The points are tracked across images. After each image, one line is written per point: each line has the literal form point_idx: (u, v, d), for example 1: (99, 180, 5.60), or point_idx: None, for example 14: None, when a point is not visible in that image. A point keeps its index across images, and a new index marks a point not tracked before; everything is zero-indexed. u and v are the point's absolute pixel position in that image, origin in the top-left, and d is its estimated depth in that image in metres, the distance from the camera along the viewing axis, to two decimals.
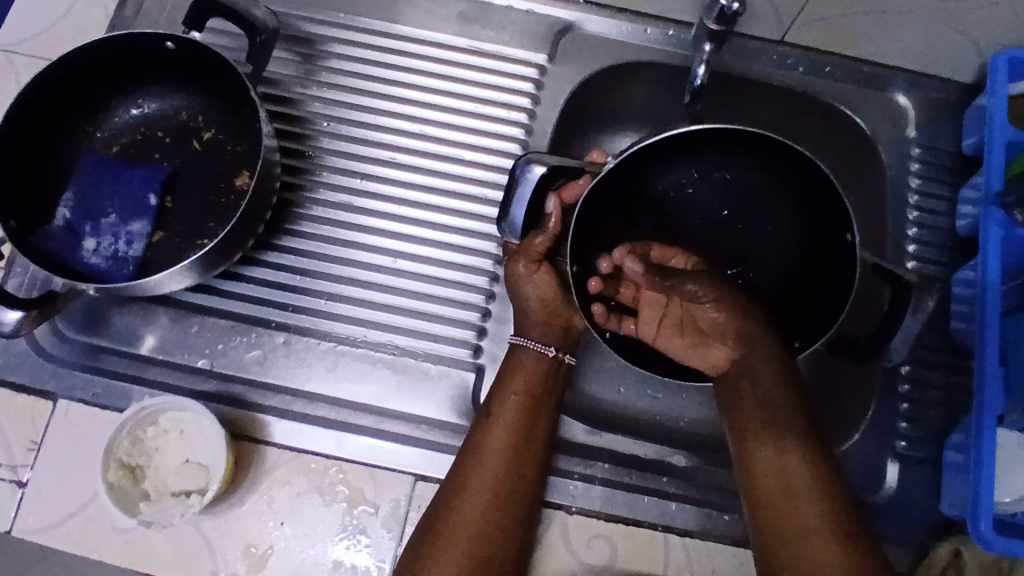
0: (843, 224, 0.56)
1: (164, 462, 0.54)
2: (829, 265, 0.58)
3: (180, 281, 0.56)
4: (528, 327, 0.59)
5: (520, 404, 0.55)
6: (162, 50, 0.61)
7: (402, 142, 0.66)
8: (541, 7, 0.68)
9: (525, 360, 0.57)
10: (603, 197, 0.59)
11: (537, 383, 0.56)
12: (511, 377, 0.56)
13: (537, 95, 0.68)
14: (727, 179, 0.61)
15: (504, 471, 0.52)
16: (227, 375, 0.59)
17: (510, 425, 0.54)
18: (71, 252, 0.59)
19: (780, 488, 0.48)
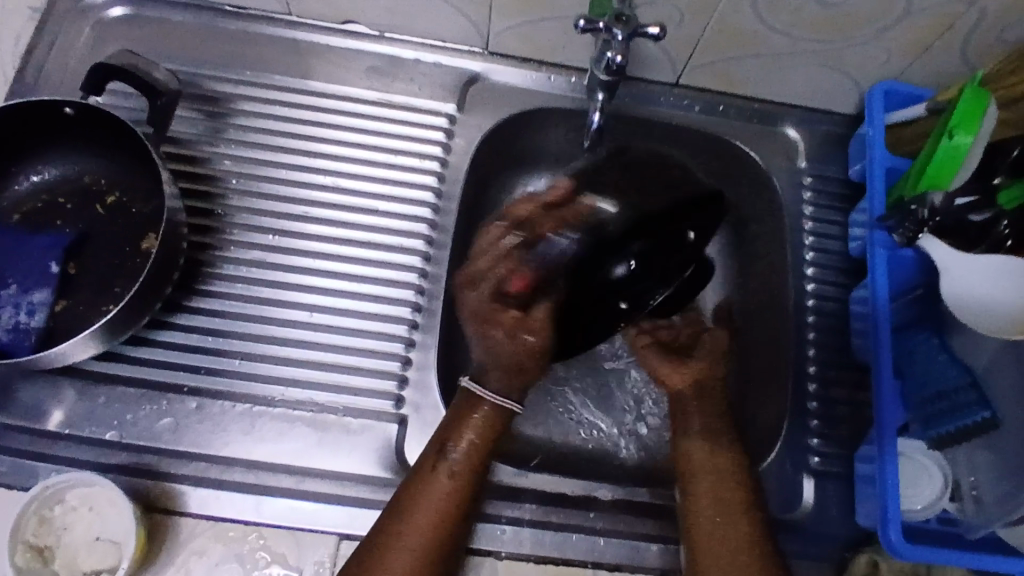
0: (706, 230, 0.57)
1: (72, 541, 0.51)
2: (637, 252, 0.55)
3: (85, 350, 0.55)
4: (489, 378, 0.57)
5: (466, 455, 0.54)
6: (62, 116, 0.60)
7: (316, 195, 0.66)
8: (449, 59, 0.70)
9: (481, 411, 0.56)
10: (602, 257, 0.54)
11: (488, 438, 0.55)
12: (465, 429, 0.55)
13: (449, 144, 0.69)
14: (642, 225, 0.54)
15: (439, 521, 0.52)
16: (138, 446, 0.57)
17: (452, 478, 0.53)
18: None
19: (720, 519, 0.54)
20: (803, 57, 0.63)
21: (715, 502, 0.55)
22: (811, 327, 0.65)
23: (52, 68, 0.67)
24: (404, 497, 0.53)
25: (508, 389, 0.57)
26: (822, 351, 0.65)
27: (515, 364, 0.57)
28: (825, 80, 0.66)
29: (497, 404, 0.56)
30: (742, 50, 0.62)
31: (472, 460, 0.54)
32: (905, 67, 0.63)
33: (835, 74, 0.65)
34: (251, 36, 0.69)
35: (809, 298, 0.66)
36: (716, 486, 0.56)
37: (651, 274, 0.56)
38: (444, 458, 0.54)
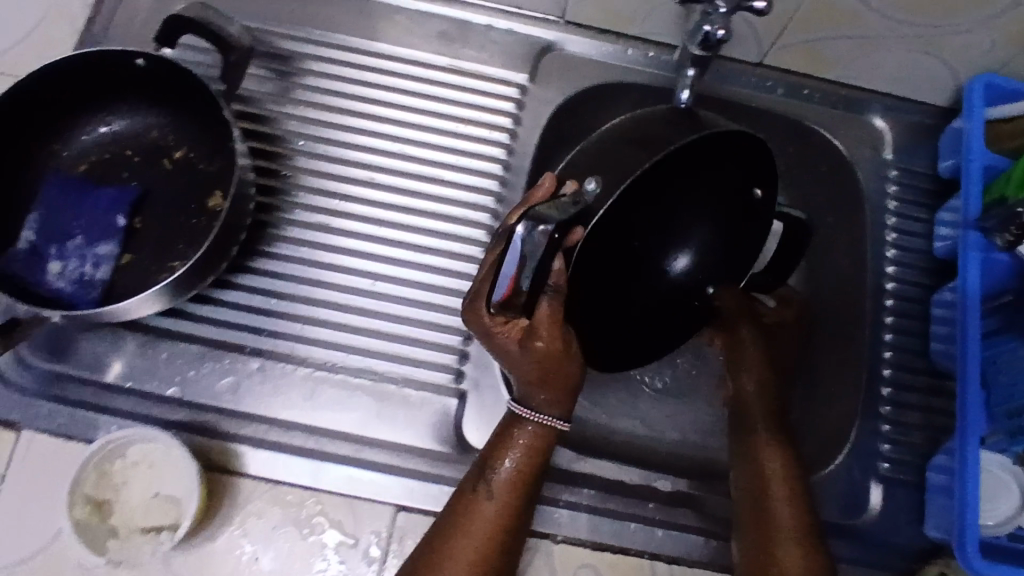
0: (734, 183, 0.55)
1: (131, 496, 0.51)
2: (671, 224, 0.54)
3: (150, 308, 0.55)
4: (535, 399, 0.50)
5: (514, 475, 0.50)
6: (135, 67, 0.59)
7: (382, 162, 0.64)
8: (522, 28, 0.68)
9: (522, 432, 0.51)
10: (647, 239, 0.54)
11: (530, 460, 0.51)
12: (502, 450, 0.51)
13: (519, 115, 0.67)
14: (658, 187, 0.52)
15: (488, 546, 0.49)
16: (198, 404, 0.57)
17: (502, 501, 0.50)
18: (35, 278, 0.55)
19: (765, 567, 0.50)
20: (902, 43, 0.59)
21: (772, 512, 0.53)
22: (889, 327, 0.63)
23: (121, 21, 0.66)
24: (447, 522, 0.50)
25: (555, 402, 0.50)
26: (898, 352, 0.62)
27: (539, 373, 0.49)
28: (921, 68, 0.62)
29: (542, 422, 0.51)
30: (838, 31, 0.58)
31: (515, 481, 0.50)
32: (1012, 58, 0.59)
33: (934, 62, 0.61)
34: None
35: (888, 297, 0.63)
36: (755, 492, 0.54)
37: (713, 257, 0.57)
38: (492, 478, 0.50)
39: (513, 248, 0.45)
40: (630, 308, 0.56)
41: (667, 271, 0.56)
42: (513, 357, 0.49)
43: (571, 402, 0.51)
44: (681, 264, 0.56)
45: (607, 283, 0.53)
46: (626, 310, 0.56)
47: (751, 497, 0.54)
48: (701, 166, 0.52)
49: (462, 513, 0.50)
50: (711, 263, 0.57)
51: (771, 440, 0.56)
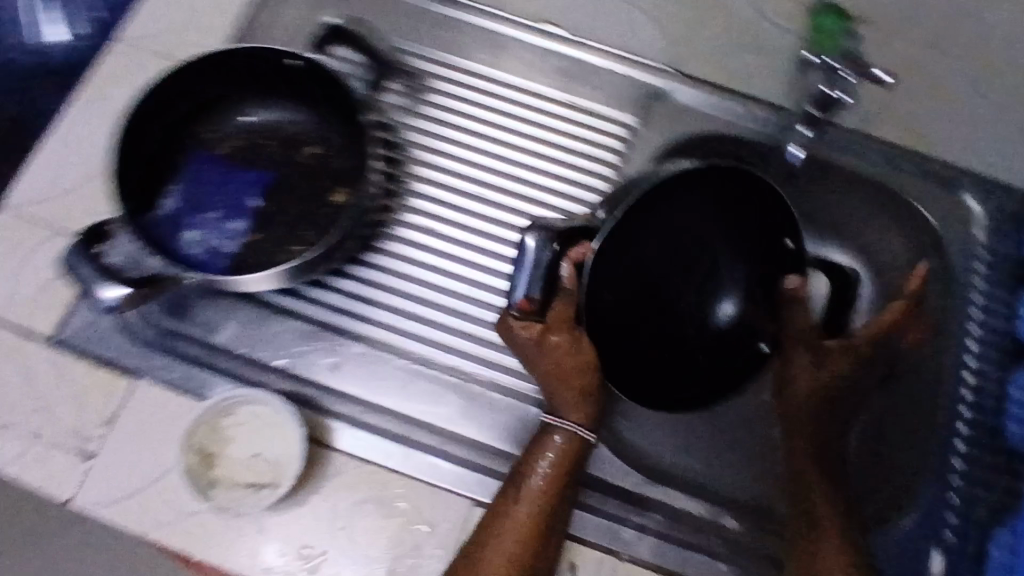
0: (771, 238, 0.63)
1: (236, 452, 0.55)
2: (710, 275, 0.63)
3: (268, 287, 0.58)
4: (556, 402, 0.58)
5: (545, 482, 0.55)
6: (291, 67, 0.61)
7: (492, 180, 0.69)
8: (638, 74, 0.72)
9: (551, 442, 0.57)
10: (690, 284, 0.63)
11: (559, 472, 0.56)
12: (534, 458, 0.57)
13: (625, 152, 0.71)
14: (692, 237, 0.62)
15: (523, 546, 0.53)
16: (302, 378, 0.60)
17: (535, 505, 0.55)
18: (171, 242, 0.60)
19: None
20: None
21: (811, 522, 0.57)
22: (965, 401, 0.64)
23: None
24: (485, 523, 0.54)
25: (574, 406, 0.58)
26: (972, 427, 0.63)
27: (557, 371, 0.58)
28: None
29: (568, 428, 0.57)
30: None
31: (546, 489, 0.55)
32: None
33: None
34: (456, 21, 0.72)
35: (966, 371, 0.64)
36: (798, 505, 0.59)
37: (756, 308, 0.64)
38: (524, 484, 0.56)
39: (525, 256, 0.55)
40: (685, 350, 0.63)
41: (716, 320, 0.63)
42: (533, 356, 0.58)
43: (589, 408, 0.59)
44: (727, 314, 0.63)
45: (657, 324, 0.62)
46: (682, 352, 0.63)
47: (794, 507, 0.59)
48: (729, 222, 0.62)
49: (498, 514, 0.55)
50: (755, 310, 0.64)
51: (813, 456, 0.60)
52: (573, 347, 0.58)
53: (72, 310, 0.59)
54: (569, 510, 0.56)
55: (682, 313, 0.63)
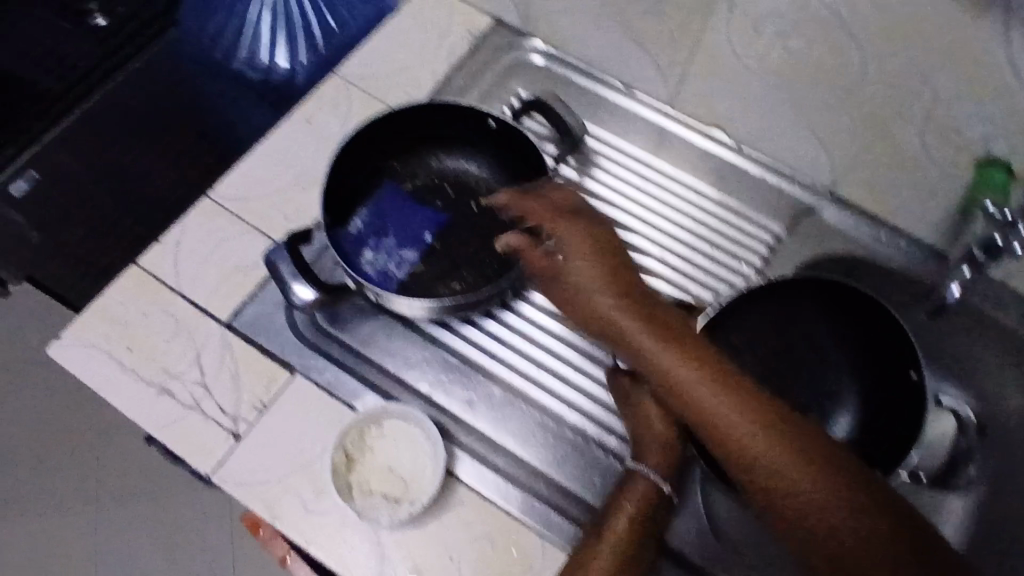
0: (896, 366, 0.61)
1: (376, 461, 0.57)
2: (834, 389, 0.63)
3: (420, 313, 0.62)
4: (643, 451, 0.59)
5: (630, 528, 0.55)
6: (484, 127, 0.70)
7: (641, 258, 0.72)
8: (790, 188, 0.75)
9: (634, 485, 0.57)
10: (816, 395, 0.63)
11: (640, 513, 0.56)
12: (619, 501, 0.56)
13: (768, 257, 0.73)
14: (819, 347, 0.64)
15: None
16: (440, 406, 0.63)
17: (617, 549, 0.54)
18: (353, 257, 0.65)
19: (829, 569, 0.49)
20: None
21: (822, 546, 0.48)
22: None
23: (464, 78, 0.77)
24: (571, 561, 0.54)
25: (657, 460, 0.58)
26: None
27: (645, 422, 0.60)
28: None
29: (648, 477, 0.57)
30: None
31: (629, 534, 0.54)
32: None
33: None
34: (629, 112, 0.78)
35: None
36: (818, 537, 0.49)
37: (877, 434, 0.61)
38: (609, 523, 0.55)
39: None
40: None
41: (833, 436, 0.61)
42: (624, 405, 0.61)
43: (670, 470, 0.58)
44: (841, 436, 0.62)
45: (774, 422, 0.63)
46: None
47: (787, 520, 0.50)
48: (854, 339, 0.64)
49: (584, 553, 0.54)
50: (872, 437, 0.61)
51: (795, 444, 0.51)
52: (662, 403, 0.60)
53: (248, 300, 0.64)
54: (653, 551, 0.56)
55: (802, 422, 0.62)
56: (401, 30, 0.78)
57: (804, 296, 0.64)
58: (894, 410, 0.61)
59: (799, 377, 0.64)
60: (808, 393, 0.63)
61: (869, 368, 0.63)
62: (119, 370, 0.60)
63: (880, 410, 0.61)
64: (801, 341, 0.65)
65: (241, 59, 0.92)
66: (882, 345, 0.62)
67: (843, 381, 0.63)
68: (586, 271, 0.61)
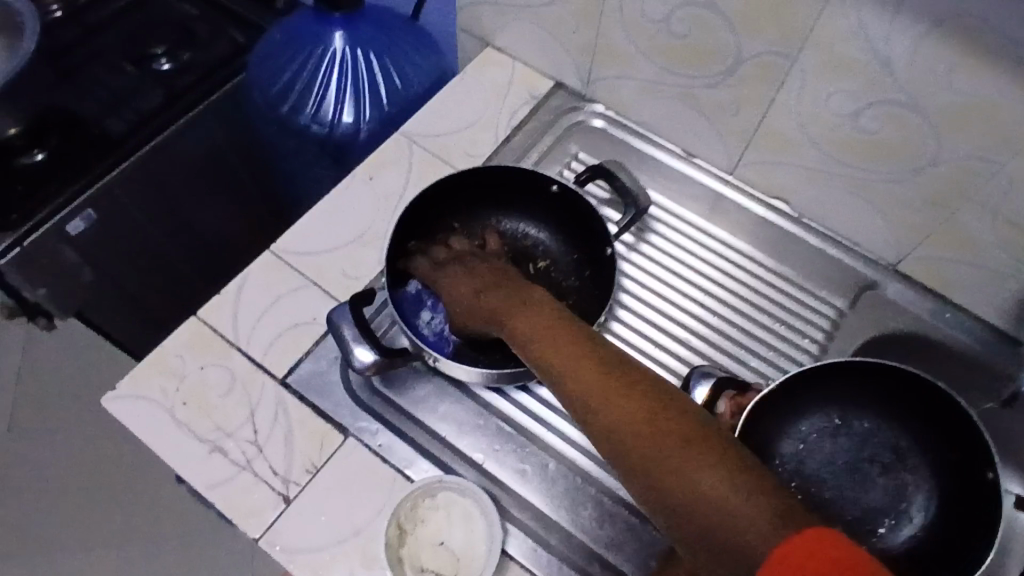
0: (968, 462, 0.58)
1: (428, 536, 0.56)
2: (904, 487, 0.61)
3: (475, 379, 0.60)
4: None
5: None
6: (545, 190, 0.69)
7: (699, 328, 0.71)
8: (851, 261, 0.75)
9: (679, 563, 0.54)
10: (884, 491, 0.61)
11: None
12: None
13: (832, 332, 0.72)
14: (886, 442, 0.62)
15: None
16: (493, 477, 0.62)
17: None
18: (410, 317, 0.64)
19: None
20: None
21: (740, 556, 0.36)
22: None
23: (524, 140, 0.78)
24: None
25: None
26: None
27: None
28: None
29: None
30: None
31: None
32: None
33: None
34: (687, 180, 0.79)
35: None
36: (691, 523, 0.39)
37: (951, 536, 0.58)
38: None
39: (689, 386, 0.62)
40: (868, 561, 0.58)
41: (900, 538, 0.59)
42: None
43: None
44: (910, 535, 0.59)
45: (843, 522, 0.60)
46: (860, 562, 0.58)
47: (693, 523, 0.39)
48: (921, 432, 0.61)
49: None
50: (945, 538, 0.58)
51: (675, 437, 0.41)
52: None
53: (304, 358, 0.63)
54: None
55: (870, 521, 0.60)
56: (464, 89, 0.79)
57: (869, 384, 0.62)
58: (968, 507, 0.58)
59: (869, 470, 0.62)
60: (874, 487, 0.61)
61: (945, 465, 0.60)
62: (172, 426, 0.60)
63: (955, 506, 0.59)
64: (877, 433, 0.63)
65: (306, 114, 0.89)
66: (961, 437, 0.59)
67: (914, 476, 0.61)
68: (472, 283, 0.59)
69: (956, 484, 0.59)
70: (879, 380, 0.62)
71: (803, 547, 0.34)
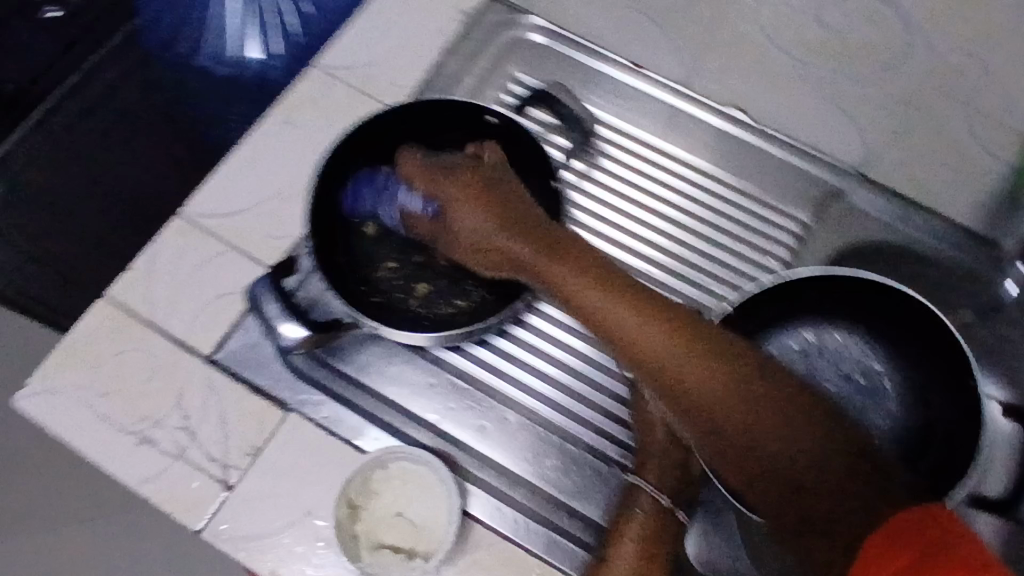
0: (948, 367, 0.55)
1: (385, 509, 0.52)
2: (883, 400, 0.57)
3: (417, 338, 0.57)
4: (648, 467, 0.53)
5: (638, 556, 0.51)
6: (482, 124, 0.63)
7: (655, 258, 0.65)
8: (819, 169, 0.68)
9: (640, 502, 0.52)
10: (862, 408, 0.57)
11: (653, 537, 0.51)
12: (628, 521, 0.52)
13: (797, 249, 0.66)
14: (860, 357, 0.59)
15: None
16: (450, 437, 0.58)
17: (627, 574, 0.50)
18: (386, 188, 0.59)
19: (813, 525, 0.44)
20: None
21: (821, 505, 0.43)
22: None
23: (455, 64, 0.70)
24: None
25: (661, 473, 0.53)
26: None
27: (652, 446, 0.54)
28: None
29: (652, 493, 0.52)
30: None
31: (642, 559, 0.51)
32: None
33: None
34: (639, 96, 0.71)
35: None
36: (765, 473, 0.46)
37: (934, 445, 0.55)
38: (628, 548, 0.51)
39: None
40: None
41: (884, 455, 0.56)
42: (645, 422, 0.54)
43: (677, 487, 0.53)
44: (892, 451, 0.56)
45: None
46: None
47: (746, 469, 0.46)
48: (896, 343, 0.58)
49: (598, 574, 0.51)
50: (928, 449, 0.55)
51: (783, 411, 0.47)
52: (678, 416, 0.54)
53: (230, 332, 0.57)
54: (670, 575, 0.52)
55: None
56: (383, 11, 0.70)
57: (840, 295, 0.58)
58: (949, 421, 0.55)
59: (845, 387, 0.58)
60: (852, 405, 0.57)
61: (923, 373, 0.57)
62: (96, 420, 0.55)
63: (935, 421, 0.56)
64: (849, 347, 0.59)
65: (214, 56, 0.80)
66: (940, 343, 0.55)
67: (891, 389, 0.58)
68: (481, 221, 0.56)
69: (939, 397, 0.56)
70: (851, 291, 0.58)
71: (924, 522, 0.37)
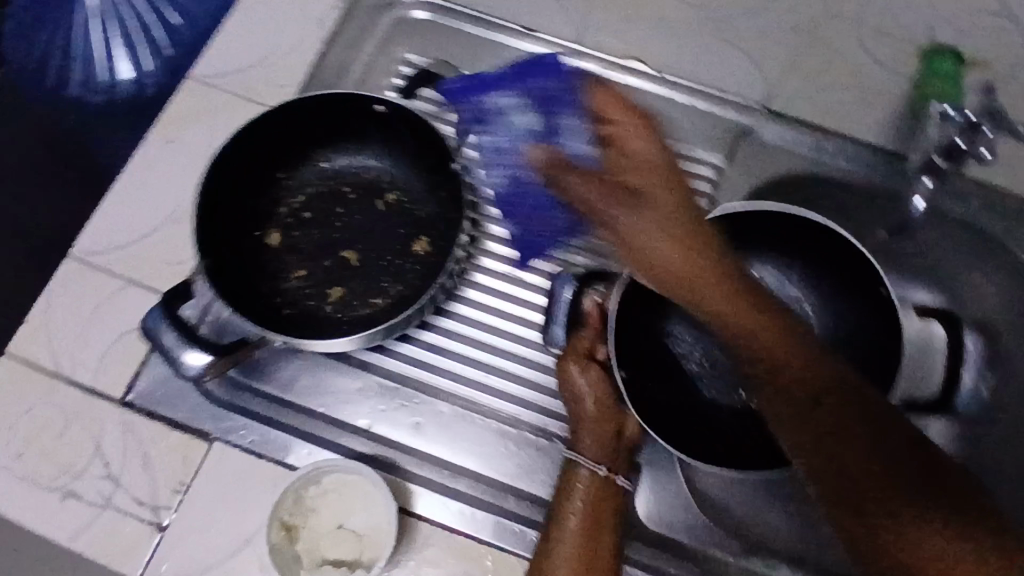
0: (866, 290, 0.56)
1: (322, 524, 0.51)
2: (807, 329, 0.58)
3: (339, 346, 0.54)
4: (582, 440, 0.54)
5: (581, 527, 0.51)
6: (370, 114, 0.60)
7: None
8: (723, 110, 0.66)
9: (578, 475, 0.53)
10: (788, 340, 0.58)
11: (593, 506, 0.52)
12: (568, 496, 0.52)
13: (714, 196, 0.64)
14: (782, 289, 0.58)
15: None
16: (384, 439, 0.57)
17: (573, 548, 0.50)
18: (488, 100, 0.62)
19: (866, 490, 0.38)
20: None
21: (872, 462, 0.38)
22: None
23: (337, 53, 0.67)
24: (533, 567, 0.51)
25: (597, 443, 0.54)
26: None
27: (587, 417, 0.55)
28: None
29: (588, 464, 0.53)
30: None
31: (584, 531, 0.51)
32: None
33: None
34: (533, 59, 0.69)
35: None
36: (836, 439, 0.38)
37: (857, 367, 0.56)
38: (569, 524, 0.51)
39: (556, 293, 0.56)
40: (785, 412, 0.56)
41: None
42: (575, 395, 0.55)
43: (613, 454, 0.54)
44: None
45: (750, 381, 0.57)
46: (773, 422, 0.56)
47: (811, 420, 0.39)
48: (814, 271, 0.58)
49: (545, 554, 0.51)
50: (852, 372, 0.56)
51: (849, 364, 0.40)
52: (607, 384, 0.55)
53: (140, 371, 0.55)
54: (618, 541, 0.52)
55: None
56: (254, 11, 0.67)
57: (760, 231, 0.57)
58: (871, 341, 0.56)
59: None
60: None
61: (841, 298, 0.57)
62: (13, 483, 0.53)
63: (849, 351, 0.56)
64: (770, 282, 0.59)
65: None
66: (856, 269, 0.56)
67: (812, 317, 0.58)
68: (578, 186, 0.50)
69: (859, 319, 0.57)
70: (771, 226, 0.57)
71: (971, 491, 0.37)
